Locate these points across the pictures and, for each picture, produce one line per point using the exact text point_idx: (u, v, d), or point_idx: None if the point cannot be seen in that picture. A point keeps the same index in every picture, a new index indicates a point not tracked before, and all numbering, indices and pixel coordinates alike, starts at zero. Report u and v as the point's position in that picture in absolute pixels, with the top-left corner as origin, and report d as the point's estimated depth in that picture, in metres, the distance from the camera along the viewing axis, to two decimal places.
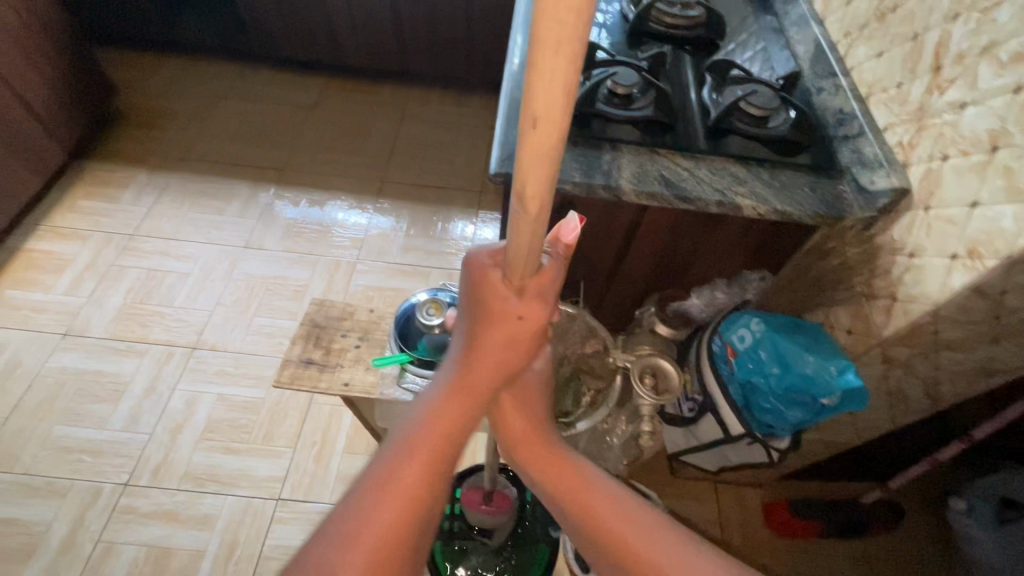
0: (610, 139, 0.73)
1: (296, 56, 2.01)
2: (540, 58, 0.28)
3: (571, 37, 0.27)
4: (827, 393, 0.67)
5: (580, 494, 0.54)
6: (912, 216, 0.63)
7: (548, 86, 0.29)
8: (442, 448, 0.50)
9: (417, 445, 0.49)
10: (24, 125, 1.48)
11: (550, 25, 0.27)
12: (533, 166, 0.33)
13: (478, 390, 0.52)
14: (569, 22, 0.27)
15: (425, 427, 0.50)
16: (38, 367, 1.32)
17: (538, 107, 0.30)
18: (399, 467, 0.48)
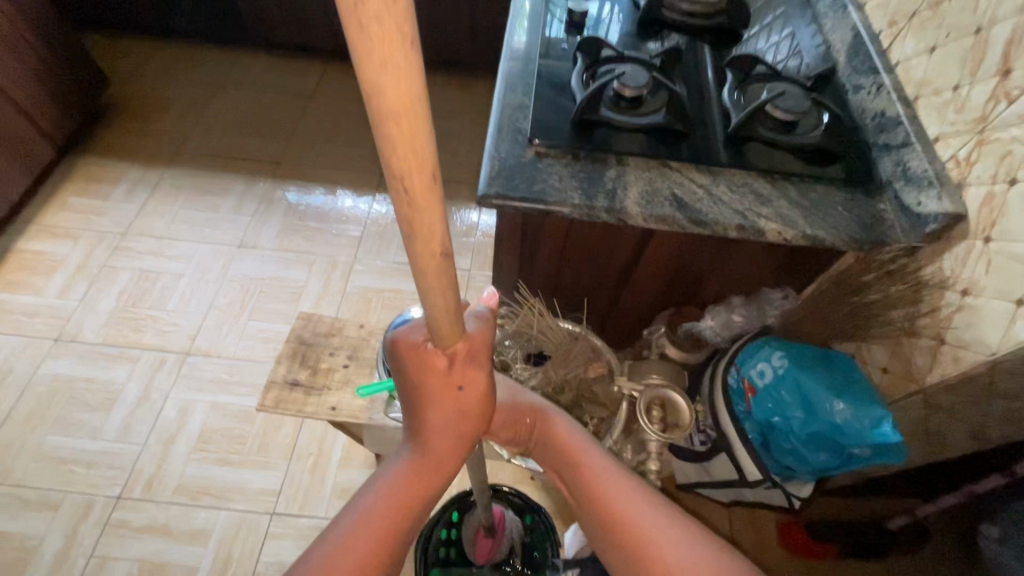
0: (614, 151, 0.64)
1: (290, 40, 1.91)
2: (391, 124, 0.26)
3: (411, 95, 0.25)
4: (859, 443, 0.60)
5: (582, 468, 0.58)
6: (967, 246, 0.55)
7: (405, 150, 0.27)
8: (399, 517, 0.48)
9: (372, 516, 0.47)
10: (9, 121, 1.42)
11: (383, 87, 0.24)
12: (424, 223, 0.31)
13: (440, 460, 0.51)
14: (401, 81, 0.24)
15: (381, 497, 0.48)
16: (30, 375, 1.29)
17: (409, 172, 0.28)
18: (354, 539, 0.45)
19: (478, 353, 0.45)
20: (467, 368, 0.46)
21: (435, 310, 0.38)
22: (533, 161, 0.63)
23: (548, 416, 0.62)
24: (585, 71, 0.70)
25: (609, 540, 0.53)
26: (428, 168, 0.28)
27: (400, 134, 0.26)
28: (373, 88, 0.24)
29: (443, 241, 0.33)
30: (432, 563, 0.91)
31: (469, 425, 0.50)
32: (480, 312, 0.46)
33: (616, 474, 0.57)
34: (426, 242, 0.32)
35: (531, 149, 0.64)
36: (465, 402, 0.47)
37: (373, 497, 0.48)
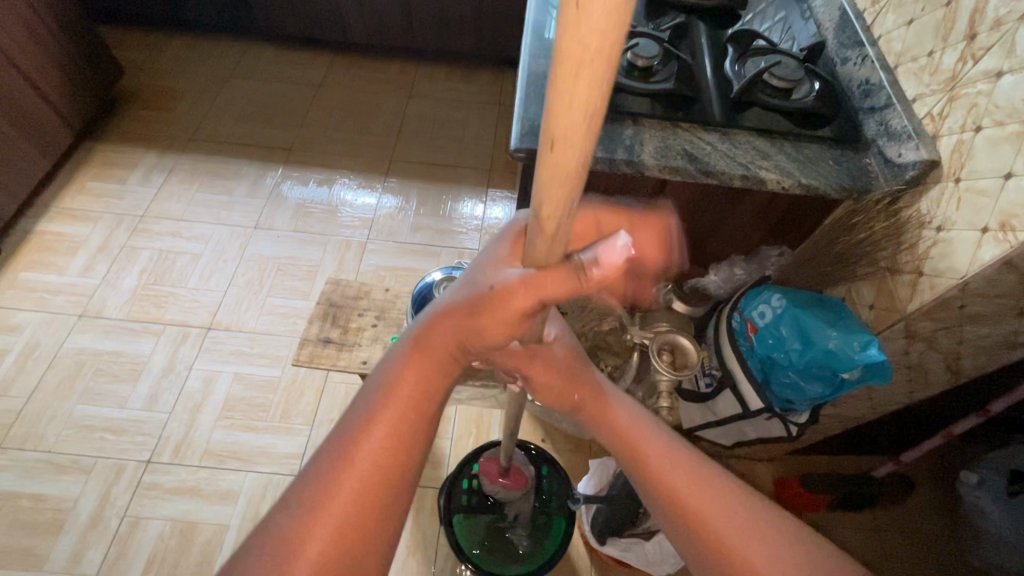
0: (631, 113, 0.72)
1: (299, 31, 1.96)
2: (566, 69, 0.27)
3: (594, 55, 0.26)
4: (850, 367, 0.67)
5: (638, 449, 0.52)
6: (941, 189, 0.63)
7: (574, 99, 0.28)
8: (410, 414, 0.44)
9: (382, 411, 0.43)
10: (31, 106, 1.46)
11: (577, 40, 0.26)
12: (582, 90, 0.27)
13: (446, 347, 0.46)
14: (591, 34, 0.25)
15: (394, 390, 0.44)
16: (57, 349, 1.34)
17: (558, 132, 0.30)
18: (364, 436, 0.42)
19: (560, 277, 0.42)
20: (530, 281, 0.42)
21: (545, 237, 0.38)
22: None
23: (597, 385, 0.56)
24: None
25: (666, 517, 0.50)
26: (579, 127, 0.29)
27: (580, 80, 0.27)
28: (570, 38, 0.26)
29: (572, 176, 0.32)
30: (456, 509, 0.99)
31: (513, 327, 0.45)
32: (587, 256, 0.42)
33: (680, 458, 0.52)
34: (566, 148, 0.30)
35: None
36: (522, 306, 0.43)
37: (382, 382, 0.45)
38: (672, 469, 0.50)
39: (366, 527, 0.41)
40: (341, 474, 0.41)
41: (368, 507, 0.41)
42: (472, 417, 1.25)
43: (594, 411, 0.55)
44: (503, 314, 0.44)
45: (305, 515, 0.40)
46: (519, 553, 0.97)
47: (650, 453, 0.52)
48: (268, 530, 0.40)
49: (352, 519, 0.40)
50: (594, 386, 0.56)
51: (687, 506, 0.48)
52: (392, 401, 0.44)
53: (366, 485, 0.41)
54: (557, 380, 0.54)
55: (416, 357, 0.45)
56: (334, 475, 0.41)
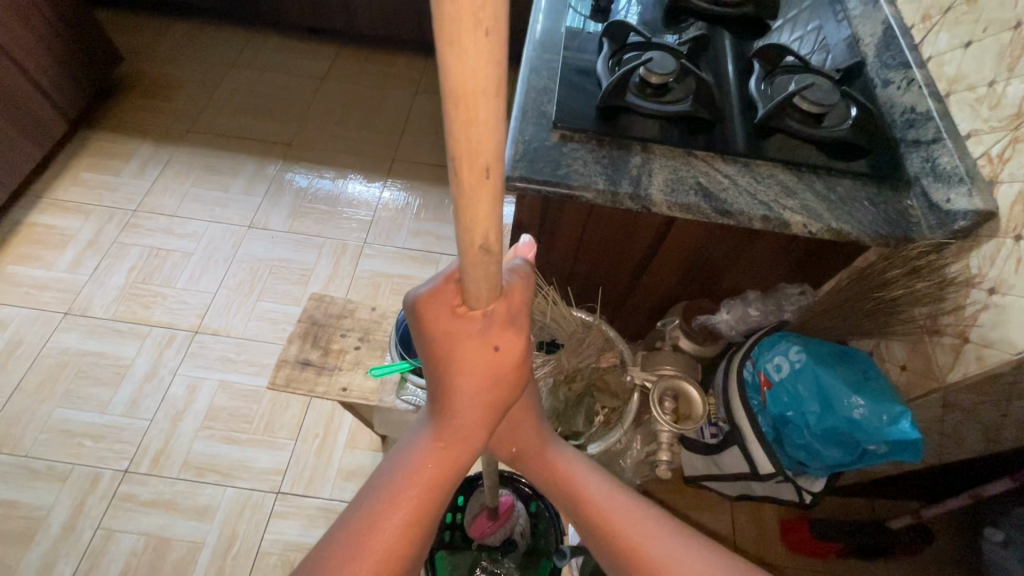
0: (641, 138, 0.64)
1: (305, 21, 1.89)
2: (465, 109, 0.24)
3: (490, 78, 0.23)
4: (875, 440, 0.60)
5: (584, 496, 0.53)
6: (996, 244, 0.55)
7: (478, 134, 0.25)
8: (428, 498, 0.44)
9: (397, 498, 0.43)
10: (21, 93, 1.41)
11: (466, 77, 0.23)
12: (480, 105, 0.24)
13: (460, 436, 0.45)
14: (478, 69, 0.23)
15: (405, 477, 0.44)
16: (39, 347, 1.30)
17: (464, 160, 0.26)
18: (375, 528, 0.42)
19: (517, 314, 0.40)
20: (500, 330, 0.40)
21: (476, 274, 0.33)
22: (558, 145, 0.63)
23: (542, 438, 0.57)
24: (612, 57, 0.70)
25: (612, 561, 0.50)
26: (493, 157, 0.26)
27: (477, 122, 0.24)
28: (456, 76, 0.23)
29: (491, 209, 0.29)
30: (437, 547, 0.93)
31: (501, 395, 0.45)
32: (516, 265, 0.41)
33: (623, 504, 0.52)
34: (478, 177, 0.27)
35: (556, 133, 0.64)
36: (497, 368, 0.43)
37: (395, 470, 0.44)
38: (619, 518, 0.51)
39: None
40: (355, 561, 0.40)
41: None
42: None
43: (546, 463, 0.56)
44: (482, 382, 0.43)
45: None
46: None
47: (595, 502, 0.53)
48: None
49: None
50: (545, 440, 0.57)
51: (628, 543, 0.49)
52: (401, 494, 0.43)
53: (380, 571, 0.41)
54: (519, 422, 0.55)
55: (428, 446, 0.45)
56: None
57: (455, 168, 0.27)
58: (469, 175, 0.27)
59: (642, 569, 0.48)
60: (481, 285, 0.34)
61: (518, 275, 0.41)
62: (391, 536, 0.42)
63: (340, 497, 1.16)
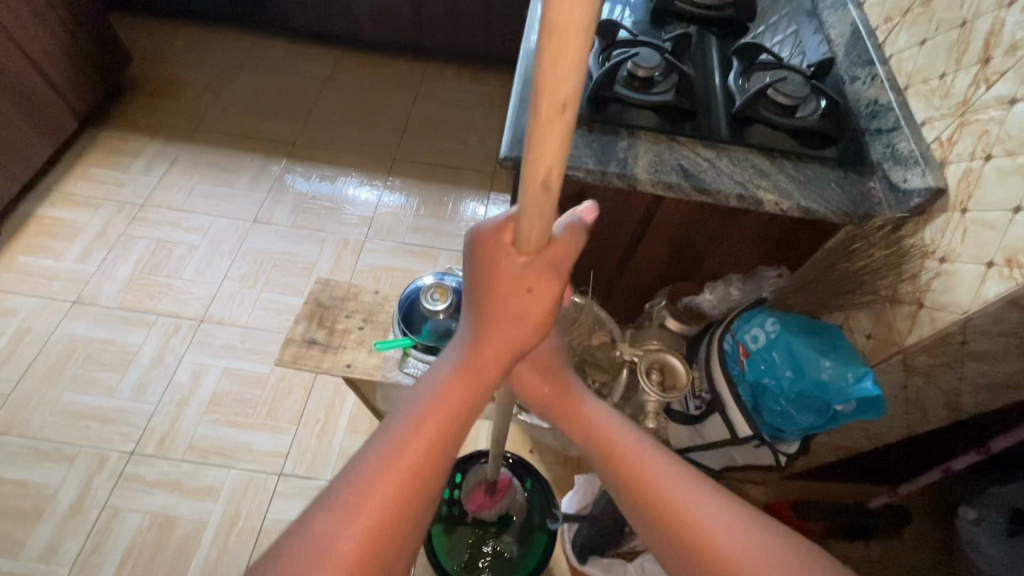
0: (627, 125, 0.69)
1: (309, 27, 1.96)
2: (556, 42, 0.29)
3: (582, 18, 0.28)
4: (842, 401, 0.65)
5: (610, 443, 0.52)
6: (946, 218, 0.61)
7: (563, 65, 0.30)
8: (449, 426, 0.47)
9: (421, 423, 0.46)
10: (35, 90, 1.46)
11: (561, 15, 0.28)
12: (570, 46, 0.29)
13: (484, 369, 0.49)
14: (575, 11, 0.28)
15: (430, 405, 0.47)
16: (48, 334, 1.33)
17: (547, 93, 0.32)
18: (403, 445, 0.45)
19: (559, 262, 0.46)
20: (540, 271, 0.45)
21: (530, 205, 0.38)
22: None
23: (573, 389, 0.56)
24: (602, 53, 0.76)
25: (654, 530, 0.47)
26: (570, 93, 0.31)
27: (567, 54, 0.29)
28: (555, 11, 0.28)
29: (559, 142, 0.34)
30: (434, 521, 0.97)
31: (524, 337, 0.49)
32: (570, 223, 0.46)
33: (671, 472, 0.49)
34: (554, 111, 0.32)
35: None
36: (528, 309, 0.48)
37: (423, 397, 0.47)
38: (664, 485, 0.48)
39: (392, 529, 0.43)
40: (382, 479, 0.43)
41: (401, 511, 0.43)
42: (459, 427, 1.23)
43: (569, 409, 0.55)
44: (513, 320, 0.48)
45: (340, 517, 0.42)
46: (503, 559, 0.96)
47: (621, 448, 0.51)
48: (306, 529, 0.42)
49: (381, 527, 0.42)
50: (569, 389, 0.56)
51: (675, 513, 0.46)
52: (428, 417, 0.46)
53: (401, 491, 0.43)
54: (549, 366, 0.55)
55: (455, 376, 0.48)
56: (369, 484, 0.43)
57: (536, 101, 0.32)
58: (545, 108, 0.32)
59: (687, 540, 0.45)
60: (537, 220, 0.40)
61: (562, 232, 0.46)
62: (416, 458, 0.45)
63: None
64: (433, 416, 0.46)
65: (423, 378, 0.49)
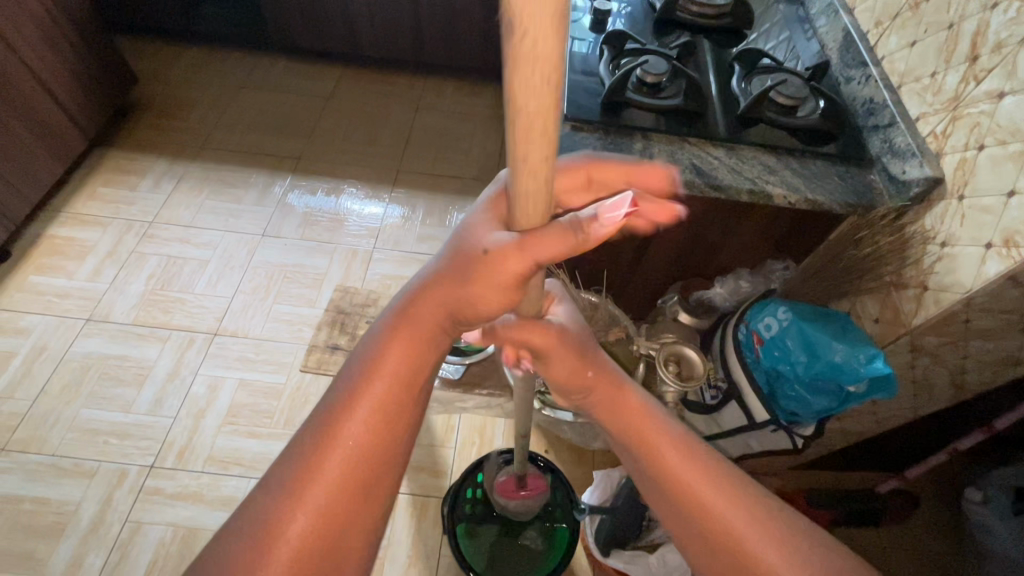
0: (640, 128, 0.73)
1: (310, 45, 2.00)
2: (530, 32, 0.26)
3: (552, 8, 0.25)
4: (855, 381, 0.68)
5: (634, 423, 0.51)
6: (945, 205, 0.65)
7: (534, 81, 0.29)
8: (396, 390, 0.45)
9: (357, 396, 0.44)
10: (45, 111, 1.48)
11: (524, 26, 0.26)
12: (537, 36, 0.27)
13: (427, 326, 0.46)
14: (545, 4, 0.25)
15: (369, 374, 0.45)
16: (63, 351, 1.34)
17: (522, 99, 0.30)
18: (353, 405, 0.44)
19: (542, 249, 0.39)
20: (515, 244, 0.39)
21: (523, 206, 0.37)
22: (570, 134, 0.72)
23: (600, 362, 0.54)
24: (611, 62, 0.80)
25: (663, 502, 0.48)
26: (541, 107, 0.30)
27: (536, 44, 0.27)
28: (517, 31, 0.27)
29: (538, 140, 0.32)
30: (459, 518, 0.99)
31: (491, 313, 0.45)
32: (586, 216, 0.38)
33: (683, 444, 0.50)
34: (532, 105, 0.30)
35: (568, 124, 0.73)
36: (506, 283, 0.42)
37: (362, 364, 0.45)
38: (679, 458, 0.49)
39: (349, 502, 0.42)
40: (323, 455, 0.42)
41: (356, 477, 0.42)
42: (475, 431, 1.24)
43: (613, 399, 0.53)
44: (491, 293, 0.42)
45: (284, 502, 0.41)
46: (528, 558, 0.98)
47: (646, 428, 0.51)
48: (268, 490, 0.42)
49: (334, 495, 0.42)
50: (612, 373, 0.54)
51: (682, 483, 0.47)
52: (374, 381, 0.45)
53: (350, 465, 0.42)
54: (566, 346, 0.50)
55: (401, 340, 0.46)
56: (320, 451, 0.42)
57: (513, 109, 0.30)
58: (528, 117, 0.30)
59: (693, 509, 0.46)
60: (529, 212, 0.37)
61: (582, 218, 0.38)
62: (352, 437, 0.43)
63: None
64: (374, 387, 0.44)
65: (360, 343, 0.47)
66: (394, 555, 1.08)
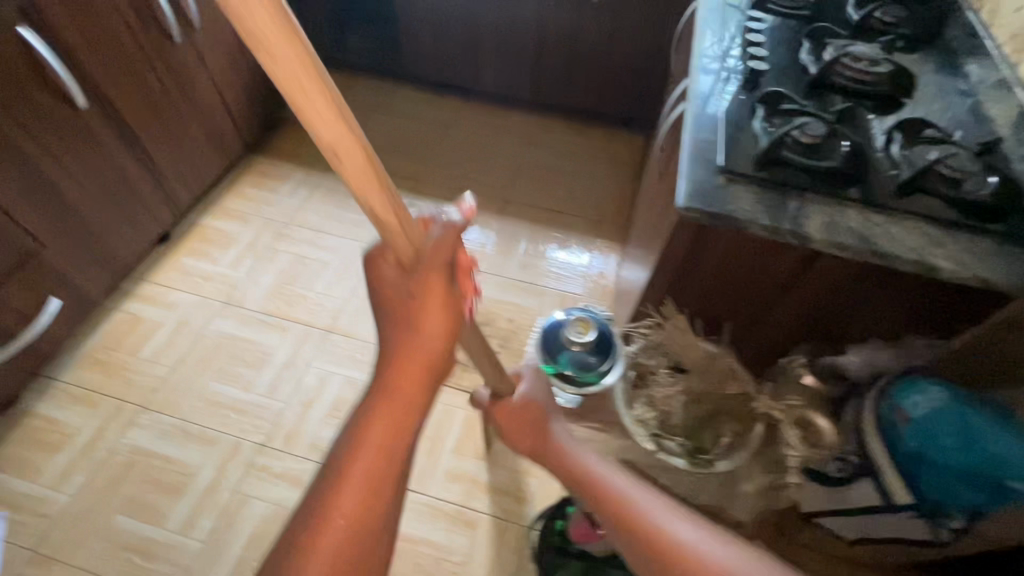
0: (796, 186, 0.74)
1: (438, 78, 2.18)
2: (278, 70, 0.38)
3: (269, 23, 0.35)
4: (1017, 477, 0.67)
5: None
6: None
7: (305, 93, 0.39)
8: (385, 446, 0.52)
9: (356, 453, 0.52)
10: (219, 119, 1.72)
11: (270, 45, 0.36)
12: (275, 43, 0.36)
13: (402, 384, 0.53)
14: (263, 24, 0.35)
15: (362, 431, 0.52)
16: (202, 328, 1.51)
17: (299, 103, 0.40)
18: (347, 471, 0.52)
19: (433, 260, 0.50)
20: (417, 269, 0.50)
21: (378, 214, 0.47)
22: (724, 185, 0.75)
23: None
24: (767, 119, 0.82)
25: None
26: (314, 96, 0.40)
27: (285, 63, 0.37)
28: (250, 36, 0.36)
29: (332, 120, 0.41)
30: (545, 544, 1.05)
31: (438, 339, 0.53)
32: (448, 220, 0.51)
33: None
34: (308, 105, 0.40)
35: (722, 177, 0.75)
36: (422, 307, 0.51)
37: (355, 428, 0.53)
38: None
39: (359, 545, 0.51)
40: (331, 515, 0.51)
41: (360, 526, 0.51)
42: None
43: None
44: (420, 324, 0.52)
45: (303, 555, 0.50)
46: None
47: None
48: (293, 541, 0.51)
49: (347, 540, 0.51)
50: None
51: None
52: (359, 446, 0.52)
53: (362, 503, 0.51)
54: None
55: (381, 398, 0.53)
56: (326, 511, 0.51)
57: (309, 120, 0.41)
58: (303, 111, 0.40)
59: None
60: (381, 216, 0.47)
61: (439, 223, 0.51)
62: (355, 488, 0.51)
63: (444, 496, 1.25)
64: (362, 460, 0.52)
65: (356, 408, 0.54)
66: (474, 570, 1.17)
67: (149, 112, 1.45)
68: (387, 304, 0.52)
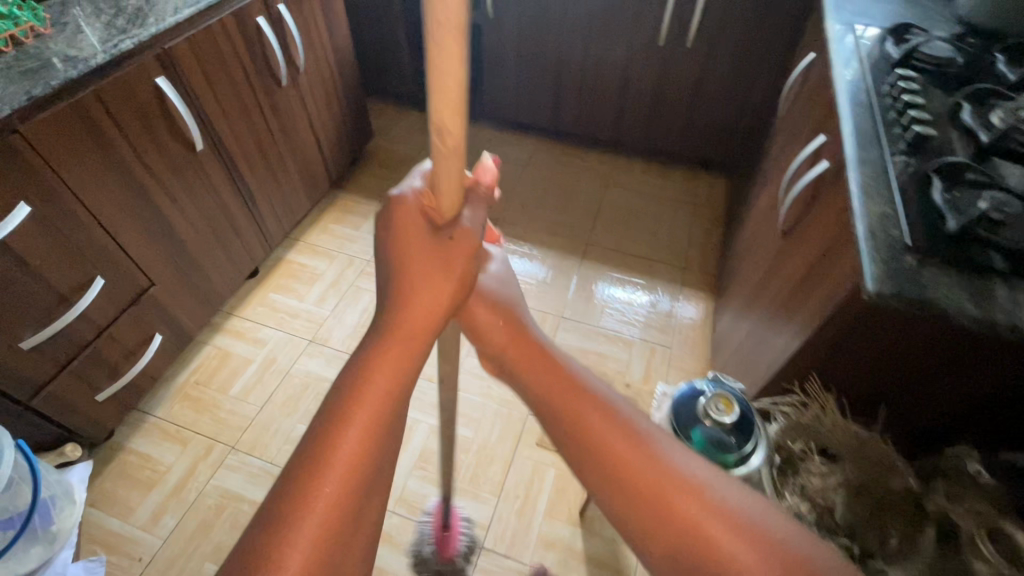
0: (998, 269, 0.69)
1: (517, 117, 2.19)
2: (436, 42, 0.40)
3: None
4: None
5: (593, 422, 0.56)
6: None
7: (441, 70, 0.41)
8: (380, 407, 0.50)
9: (347, 417, 0.49)
10: (312, 157, 1.76)
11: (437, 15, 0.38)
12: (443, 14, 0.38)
13: (404, 335, 0.52)
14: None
15: (354, 393, 0.50)
16: (290, 367, 1.50)
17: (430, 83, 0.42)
18: (334, 443, 0.48)
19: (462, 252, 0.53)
20: (454, 236, 0.52)
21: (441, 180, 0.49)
22: (916, 267, 0.70)
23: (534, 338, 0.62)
24: (948, 191, 0.75)
25: (625, 500, 0.53)
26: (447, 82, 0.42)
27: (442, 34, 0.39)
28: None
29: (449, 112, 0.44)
30: None
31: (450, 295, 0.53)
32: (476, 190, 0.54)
33: (620, 422, 0.56)
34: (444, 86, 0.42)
35: (911, 257, 0.71)
36: (448, 266, 0.53)
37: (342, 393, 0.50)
38: (631, 451, 0.54)
39: (345, 522, 0.47)
40: (314, 483, 0.46)
41: (349, 501, 0.47)
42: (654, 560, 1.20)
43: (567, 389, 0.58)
44: (434, 283, 0.52)
45: (279, 535, 0.45)
46: None
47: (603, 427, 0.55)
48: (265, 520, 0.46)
49: (332, 519, 0.46)
50: (522, 334, 0.62)
51: (635, 471, 0.53)
52: (349, 409, 0.49)
53: (349, 477, 0.48)
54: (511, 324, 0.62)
55: (377, 353, 0.51)
56: (309, 483, 0.47)
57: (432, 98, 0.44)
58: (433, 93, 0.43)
59: (651, 495, 0.52)
60: (447, 184, 0.49)
61: (476, 201, 0.54)
62: (345, 455, 0.48)
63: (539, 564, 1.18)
64: (347, 445, 0.48)
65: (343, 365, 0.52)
66: None
67: (254, 152, 1.48)
68: (411, 263, 0.53)
